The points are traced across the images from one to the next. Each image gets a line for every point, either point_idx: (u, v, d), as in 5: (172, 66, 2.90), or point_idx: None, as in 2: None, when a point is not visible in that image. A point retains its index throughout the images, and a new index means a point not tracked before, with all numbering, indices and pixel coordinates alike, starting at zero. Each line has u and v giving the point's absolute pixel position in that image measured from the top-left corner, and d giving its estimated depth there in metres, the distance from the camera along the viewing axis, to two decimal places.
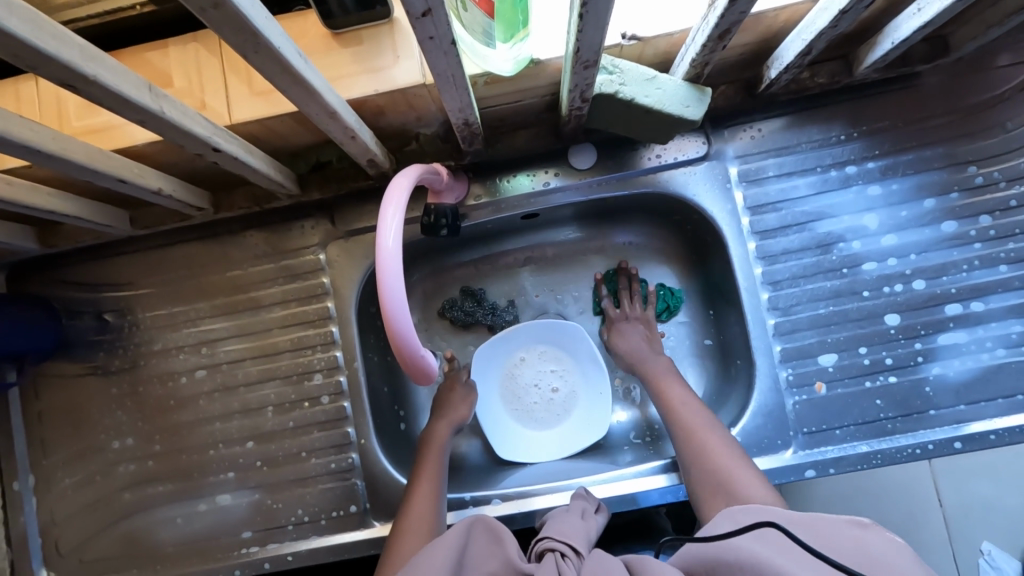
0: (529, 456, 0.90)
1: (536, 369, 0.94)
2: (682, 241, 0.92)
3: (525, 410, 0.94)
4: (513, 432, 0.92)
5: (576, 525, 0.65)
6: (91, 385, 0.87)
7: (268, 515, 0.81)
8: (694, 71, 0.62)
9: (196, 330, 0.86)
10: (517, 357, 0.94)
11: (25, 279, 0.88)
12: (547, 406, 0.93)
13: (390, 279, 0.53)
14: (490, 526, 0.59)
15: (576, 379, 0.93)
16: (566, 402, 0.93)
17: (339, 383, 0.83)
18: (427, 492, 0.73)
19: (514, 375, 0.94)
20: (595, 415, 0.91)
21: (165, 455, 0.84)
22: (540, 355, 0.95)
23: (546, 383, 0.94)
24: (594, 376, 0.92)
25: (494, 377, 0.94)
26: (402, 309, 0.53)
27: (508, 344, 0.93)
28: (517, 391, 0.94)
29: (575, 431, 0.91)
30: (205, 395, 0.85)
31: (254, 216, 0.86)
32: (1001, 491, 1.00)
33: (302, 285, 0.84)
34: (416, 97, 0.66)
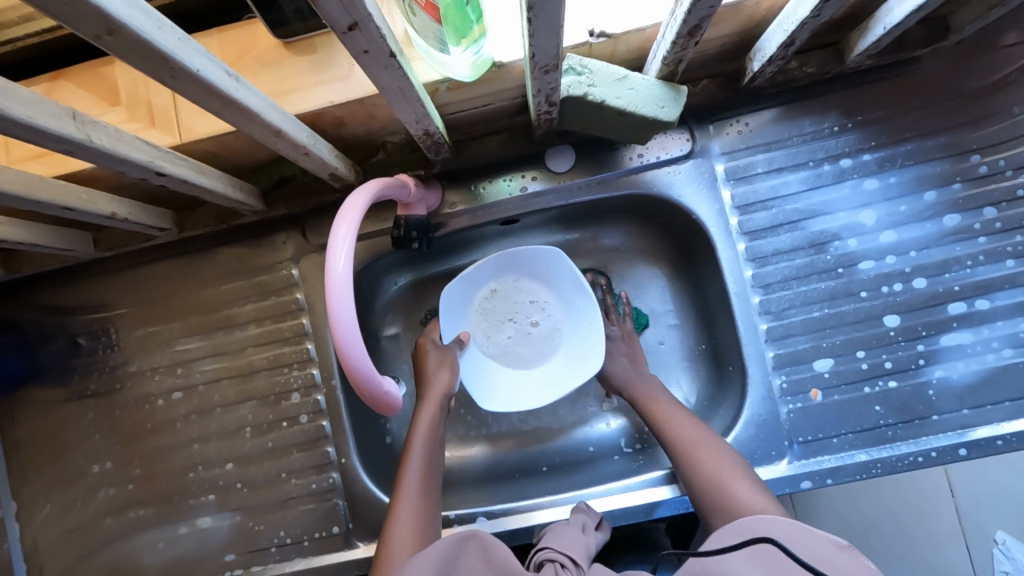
0: (525, 402, 0.84)
1: (513, 301, 0.87)
2: (671, 242, 0.89)
3: (511, 351, 0.87)
4: (491, 374, 0.86)
5: (575, 534, 0.64)
6: (67, 410, 0.85)
7: (250, 538, 0.80)
8: (667, 70, 0.58)
9: (170, 351, 0.83)
10: (491, 289, 0.87)
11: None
12: (525, 343, 0.87)
13: (341, 305, 0.50)
14: (484, 540, 0.58)
15: (558, 313, 0.87)
16: (545, 340, 0.87)
17: (317, 402, 0.81)
18: (418, 488, 0.68)
19: (490, 314, 0.87)
20: (580, 353, 0.84)
21: (145, 479, 0.83)
22: (517, 289, 0.87)
23: (528, 311, 0.87)
24: (580, 308, 0.84)
25: (468, 313, 0.87)
26: (352, 333, 0.51)
27: (481, 277, 0.85)
28: (497, 330, 0.87)
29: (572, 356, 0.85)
30: (182, 417, 0.83)
31: (223, 232, 0.83)
32: (1010, 486, 0.98)
33: (275, 302, 0.82)
34: (375, 107, 0.62)
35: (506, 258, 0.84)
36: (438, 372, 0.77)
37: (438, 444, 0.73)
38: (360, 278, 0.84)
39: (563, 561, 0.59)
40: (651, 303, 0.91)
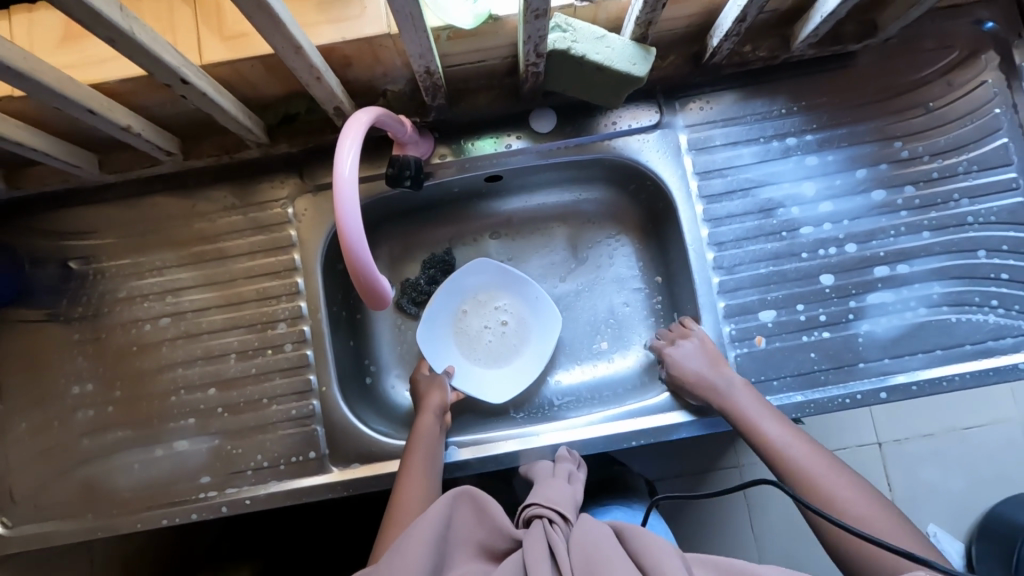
0: (547, 338, 0.97)
1: (480, 313, 1.00)
2: (638, 211, 0.99)
3: (507, 336, 0.99)
4: (486, 375, 0.97)
5: (565, 491, 0.66)
6: (47, 332, 0.87)
7: (227, 461, 0.83)
8: (639, 31, 0.66)
9: (161, 278, 0.87)
10: (461, 310, 1.00)
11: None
12: (506, 339, 0.99)
13: (346, 204, 0.57)
14: (476, 496, 0.62)
15: (521, 308, 1.00)
16: (519, 332, 0.99)
17: (302, 332, 0.85)
18: (418, 481, 0.75)
19: (476, 343, 0.99)
20: (551, 323, 0.97)
21: (126, 401, 0.85)
22: (481, 301, 1.01)
23: (486, 329, 1.00)
24: (513, 282, 0.99)
25: (446, 334, 0.99)
26: (354, 224, 0.57)
27: (443, 333, 0.99)
28: (487, 346, 0.99)
29: (525, 297, 0.99)
30: (168, 342, 0.86)
31: (223, 169, 0.88)
32: (942, 477, 1.11)
33: (269, 237, 0.87)
34: (381, 48, 0.69)
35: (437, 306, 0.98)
36: (432, 389, 0.88)
37: (438, 448, 0.81)
38: None
39: (551, 516, 0.61)
40: (617, 268, 1.01)
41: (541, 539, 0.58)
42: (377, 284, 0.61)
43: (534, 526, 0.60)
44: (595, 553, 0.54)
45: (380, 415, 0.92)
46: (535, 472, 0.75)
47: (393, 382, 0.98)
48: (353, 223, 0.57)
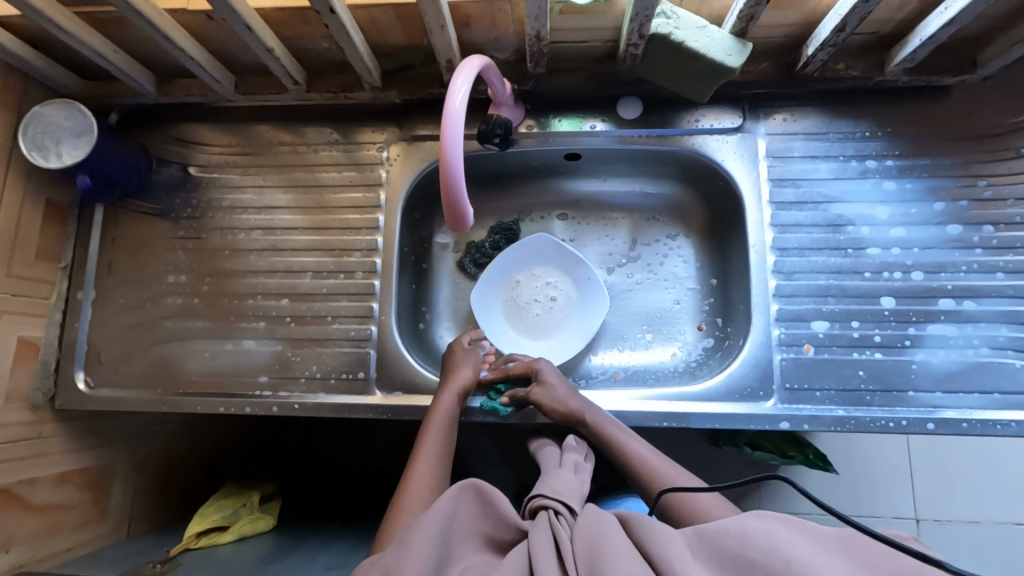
0: (592, 320, 1.00)
1: (531, 286, 1.04)
2: (703, 213, 1.02)
3: (553, 313, 1.02)
4: (528, 345, 1.00)
5: (573, 486, 0.71)
6: (156, 225, 0.97)
7: (285, 365, 0.90)
8: (741, 25, 0.71)
9: (261, 195, 0.97)
10: (513, 281, 1.04)
11: (121, 124, 1.00)
12: (551, 314, 1.02)
13: (452, 132, 0.63)
14: (480, 488, 0.64)
15: (572, 287, 1.03)
16: (566, 309, 1.02)
17: (374, 263, 0.93)
18: (428, 466, 0.79)
19: (522, 314, 1.03)
20: (599, 306, 1.00)
21: (210, 296, 0.94)
22: (534, 276, 1.04)
23: (534, 303, 1.03)
24: (568, 263, 1.03)
25: (496, 300, 1.03)
26: (456, 152, 0.63)
27: (493, 300, 1.03)
28: (532, 318, 1.02)
29: (576, 279, 1.03)
30: (256, 251, 0.95)
31: (334, 108, 0.97)
32: None
33: (362, 174, 0.96)
34: (500, 12, 0.76)
35: (491, 274, 1.02)
36: (463, 366, 0.87)
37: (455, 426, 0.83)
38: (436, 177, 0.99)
39: (558, 508, 0.66)
40: (673, 266, 1.04)
41: (549, 526, 0.62)
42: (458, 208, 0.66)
43: (541, 515, 0.64)
44: (595, 537, 0.56)
45: (426, 357, 0.97)
46: (553, 459, 0.82)
47: (442, 332, 1.04)
48: (455, 151, 0.63)
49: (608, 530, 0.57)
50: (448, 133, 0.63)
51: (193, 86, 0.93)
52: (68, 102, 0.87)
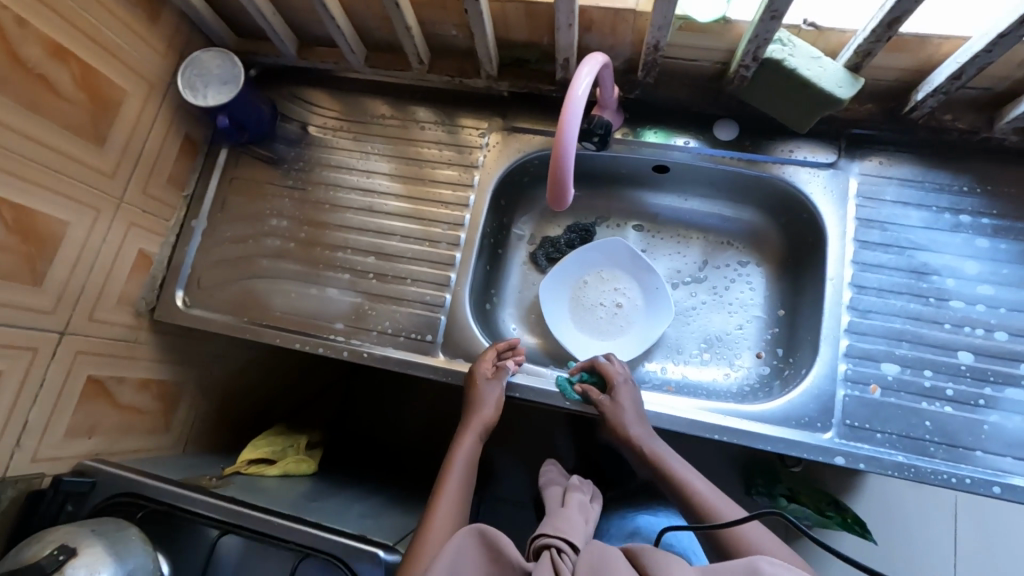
0: (655, 330, 1.02)
1: (599, 288, 1.07)
2: (779, 245, 1.04)
3: (617, 317, 1.05)
4: (588, 342, 1.03)
5: (579, 527, 0.72)
6: (269, 173, 1.07)
7: (361, 317, 0.97)
8: (856, 60, 0.74)
9: (367, 160, 1.05)
10: (582, 280, 1.08)
11: (257, 80, 1.11)
12: (614, 318, 1.05)
13: (571, 116, 0.67)
14: (487, 533, 0.68)
15: (638, 296, 1.06)
16: (630, 315, 1.05)
17: (458, 237, 0.99)
18: (450, 502, 0.83)
19: (586, 313, 1.06)
20: (664, 317, 1.02)
21: (305, 243, 1.02)
22: (603, 279, 1.08)
23: (600, 305, 1.06)
24: (638, 273, 1.07)
25: (563, 294, 1.07)
26: (572, 135, 0.67)
27: (560, 294, 1.06)
28: (595, 319, 1.05)
29: (644, 290, 1.06)
30: (353, 210, 1.03)
31: (446, 91, 1.05)
32: None
33: (461, 155, 1.02)
34: (622, 22, 0.82)
35: (563, 270, 1.07)
36: (486, 404, 0.89)
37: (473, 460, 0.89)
38: (527, 168, 1.05)
39: (561, 546, 0.67)
40: (740, 292, 1.06)
41: (551, 568, 0.63)
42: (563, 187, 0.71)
43: (544, 555, 0.66)
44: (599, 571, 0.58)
45: (490, 334, 1.02)
46: (558, 501, 0.85)
47: (506, 315, 1.08)
48: (572, 130, 0.67)
49: (612, 567, 0.59)
50: (567, 116, 0.68)
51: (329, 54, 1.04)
52: (223, 51, 0.98)
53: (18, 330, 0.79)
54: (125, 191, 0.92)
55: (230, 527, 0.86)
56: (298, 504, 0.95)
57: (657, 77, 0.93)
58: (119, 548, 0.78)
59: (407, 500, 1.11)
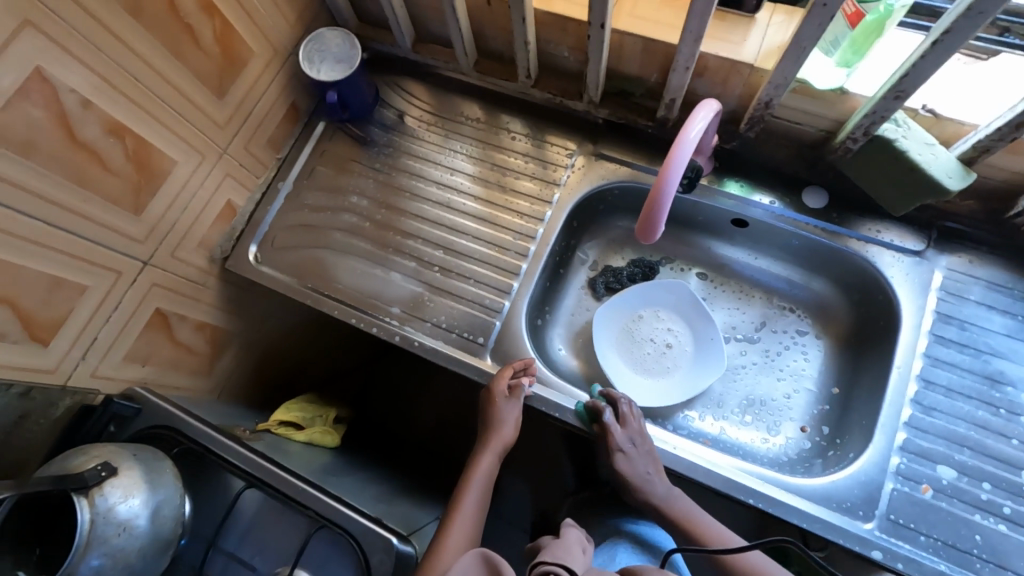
0: (703, 378, 1.00)
1: (652, 325, 1.06)
2: (845, 322, 1.02)
3: (665, 357, 1.04)
4: (632, 377, 1.02)
5: (576, 556, 0.71)
6: (359, 152, 1.11)
7: (419, 306, 0.98)
8: (971, 153, 0.74)
9: (454, 158, 1.08)
10: (637, 314, 1.08)
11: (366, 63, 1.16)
12: (661, 358, 1.04)
13: (679, 157, 0.68)
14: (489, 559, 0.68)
15: (690, 341, 1.05)
16: (679, 358, 1.04)
17: (527, 249, 1.00)
18: (466, 514, 0.88)
19: (635, 346, 1.05)
20: (714, 367, 1.01)
21: (378, 224, 1.05)
22: (658, 317, 1.07)
23: (652, 342, 1.05)
24: (693, 319, 1.06)
25: (616, 324, 1.06)
26: (676, 171, 0.69)
27: (613, 323, 1.06)
28: (643, 354, 1.04)
29: (698, 337, 1.05)
30: (431, 202, 1.06)
31: (542, 107, 1.08)
32: None
33: (545, 171, 1.04)
34: (737, 74, 0.83)
35: (620, 299, 1.07)
36: (505, 423, 0.92)
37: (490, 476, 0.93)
38: (606, 196, 1.06)
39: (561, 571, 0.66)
40: (794, 361, 1.04)
41: None
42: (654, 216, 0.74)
43: None
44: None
45: (537, 349, 1.02)
46: (548, 542, 0.81)
47: (554, 334, 1.08)
48: (676, 172, 0.68)
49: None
50: (675, 156, 0.69)
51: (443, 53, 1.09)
52: (346, 32, 1.03)
53: (111, 252, 0.84)
54: (230, 143, 0.96)
55: (253, 481, 0.88)
56: (319, 474, 0.96)
57: (759, 133, 0.93)
58: (153, 477, 0.80)
59: (420, 494, 1.12)
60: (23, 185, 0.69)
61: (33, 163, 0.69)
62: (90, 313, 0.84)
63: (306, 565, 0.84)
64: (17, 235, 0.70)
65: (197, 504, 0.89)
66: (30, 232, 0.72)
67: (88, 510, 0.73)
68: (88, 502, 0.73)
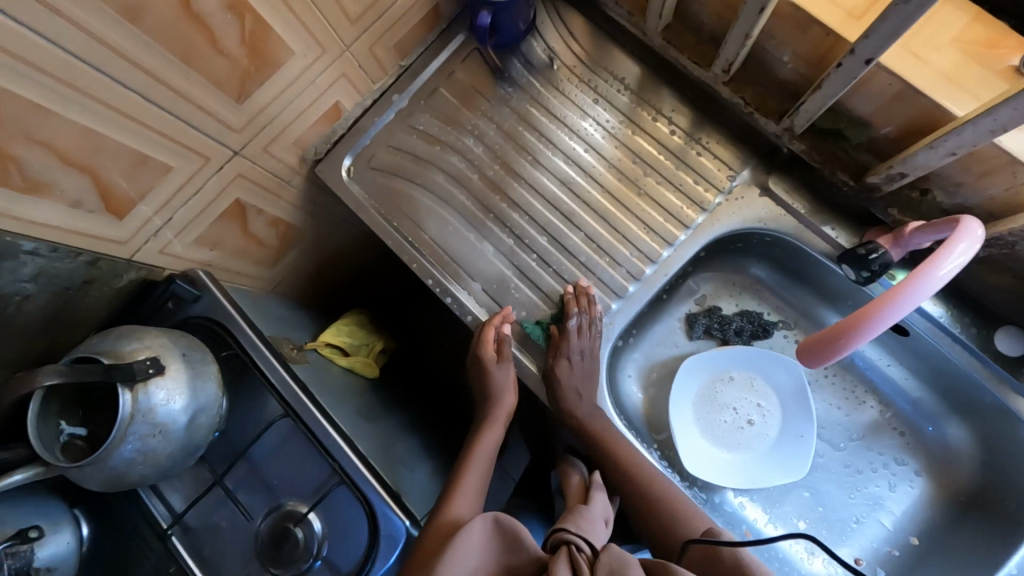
0: (773, 476, 0.89)
1: (740, 394, 0.95)
2: (961, 477, 0.88)
3: (740, 435, 0.94)
4: (696, 438, 0.93)
5: (598, 527, 0.67)
6: (492, 87, 0.95)
7: (501, 291, 0.88)
8: None
9: (596, 134, 0.92)
10: (728, 375, 0.95)
11: None
12: (734, 432, 0.94)
13: (929, 287, 0.60)
14: (503, 528, 0.65)
15: (774, 427, 0.93)
16: (755, 441, 0.93)
17: (642, 271, 0.86)
18: (472, 482, 0.78)
19: (713, 406, 0.95)
20: (792, 471, 0.89)
21: (487, 182, 0.92)
22: (752, 388, 0.95)
23: (736, 413, 0.94)
24: (787, 404, 0.93)
25: (703, 377, 0.95)
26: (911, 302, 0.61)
27: (700, 375, 0.95)
28: (715, 418, 0.94)
29: (786, 429, 0.92)
30: (552, 176, 0.91)
31: (720, 106, 0.87)
32: None
33: (695, 188, 0.86)
34: (1009, 177, 0.62)
35: (719, 355, 0.94)
36: (504, 390, 0.85)
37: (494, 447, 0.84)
38: (752, 238, 0.89)
39: (580, 543, 0.62)
40: (876, 486, 0.92)
41: (570, 563, 0.58)
42: (834, 354, 0.65)
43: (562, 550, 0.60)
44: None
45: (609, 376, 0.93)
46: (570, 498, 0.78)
47: (630, 361, 0.98)
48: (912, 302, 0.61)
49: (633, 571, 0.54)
50: (920, 280, 0.61)
51: (631, 2, 0.87)
52: None
53: (203, 136, 0.75)
54: (356, 41, 0.82)
55: (291, 416, 0.86)
56: (354, 416, 0.94)
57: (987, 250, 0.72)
58: (197, 382, 0.79)
59: (439, 456, 1.11)
60: (121, 51, 0.59)
61: (137, 28, 0.58)
62: (171, 194, 0.78)
63: (320, 510, 0.85)
64: (109, 105, 0.62)
65: (233, 411, 0.88)
66: (123, 103, 0.63)
67: (131, 404, 0.71)
68: (133, 396, 0.72)
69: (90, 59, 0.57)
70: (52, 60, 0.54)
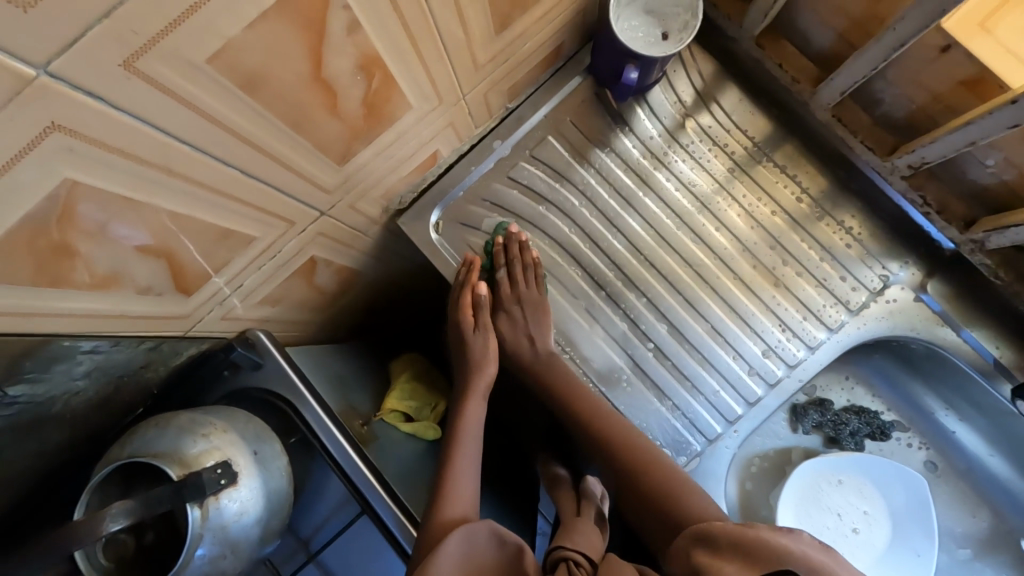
0: None
1: (848, 499, 0.87)
2: None
3: (846, 544, 0.86)
4: None
5: (593, 533, 0.64)
6: (613, 139, 0.83)
7: (611, 383, 0.76)
8: None
9: (729, 209, 0.83)
10: (836, 478, 0.87)
11: None
12: (838, 539, 0.86)
13: None
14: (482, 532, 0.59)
15: (881, 538, 0.86)
16: (863, 553, 0.86)
17: (772, 372, 0.78)
18: (461, 468, 0.68)
19: (818, 509, 0.86)
20: None
21: (602, 254, 0.80)
22: (861, 494, 0.87)
23: (842, 520, 0.87)
24: (896, 514, 0.86)
25: (812, 479, 0.87)
26: None
27: (810, 477, 0.87)
28: (820, 523, 0.86)
29: (895, 542, 0.86)
30: (675, 251, 0.81)
31: (876, 197, 0.82)
32: None
33: (839, 288, 0.81)
34: None
35: (834, 460, 0.86)
36: (485, 360, 0.77)
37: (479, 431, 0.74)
38: (892, 342, 0.84)
39: (576, 559, 0.59)
40: None
41: None
42: None
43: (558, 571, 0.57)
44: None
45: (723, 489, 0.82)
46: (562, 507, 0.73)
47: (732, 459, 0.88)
48: None
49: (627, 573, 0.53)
50: None
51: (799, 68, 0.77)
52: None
53: (293, 201, 0.61)
54: (473, 90, 0.69)
55: (367, 511, 0.73)
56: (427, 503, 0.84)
57: None
58: (272, 481, 0.68)
59: None
60: (228, 125, 0.45)
61: (253, 98, 0.45)
62: (247, 263, 0.64)
63: None
64: (201, 184, 0.48)
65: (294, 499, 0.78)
66: (217, 181, 0.49)
67: (200, 521, 0.60)
68: (201, 512, 0.60)
69: (192, 139, 0.43)
70: (147, 143, 0.40)
